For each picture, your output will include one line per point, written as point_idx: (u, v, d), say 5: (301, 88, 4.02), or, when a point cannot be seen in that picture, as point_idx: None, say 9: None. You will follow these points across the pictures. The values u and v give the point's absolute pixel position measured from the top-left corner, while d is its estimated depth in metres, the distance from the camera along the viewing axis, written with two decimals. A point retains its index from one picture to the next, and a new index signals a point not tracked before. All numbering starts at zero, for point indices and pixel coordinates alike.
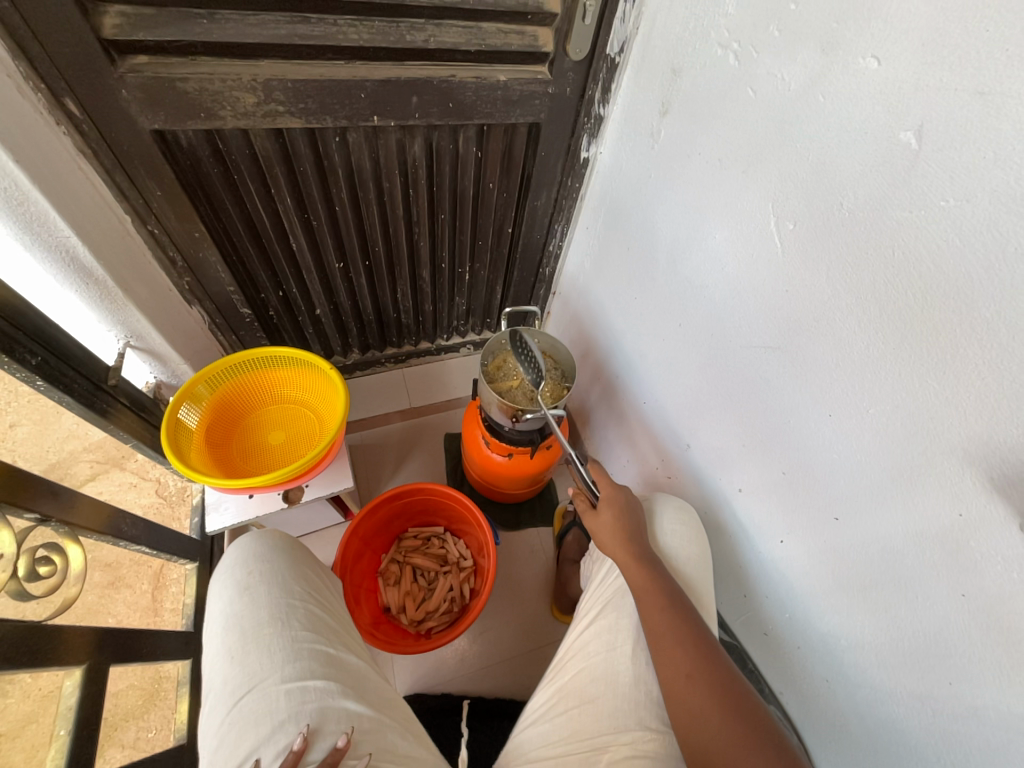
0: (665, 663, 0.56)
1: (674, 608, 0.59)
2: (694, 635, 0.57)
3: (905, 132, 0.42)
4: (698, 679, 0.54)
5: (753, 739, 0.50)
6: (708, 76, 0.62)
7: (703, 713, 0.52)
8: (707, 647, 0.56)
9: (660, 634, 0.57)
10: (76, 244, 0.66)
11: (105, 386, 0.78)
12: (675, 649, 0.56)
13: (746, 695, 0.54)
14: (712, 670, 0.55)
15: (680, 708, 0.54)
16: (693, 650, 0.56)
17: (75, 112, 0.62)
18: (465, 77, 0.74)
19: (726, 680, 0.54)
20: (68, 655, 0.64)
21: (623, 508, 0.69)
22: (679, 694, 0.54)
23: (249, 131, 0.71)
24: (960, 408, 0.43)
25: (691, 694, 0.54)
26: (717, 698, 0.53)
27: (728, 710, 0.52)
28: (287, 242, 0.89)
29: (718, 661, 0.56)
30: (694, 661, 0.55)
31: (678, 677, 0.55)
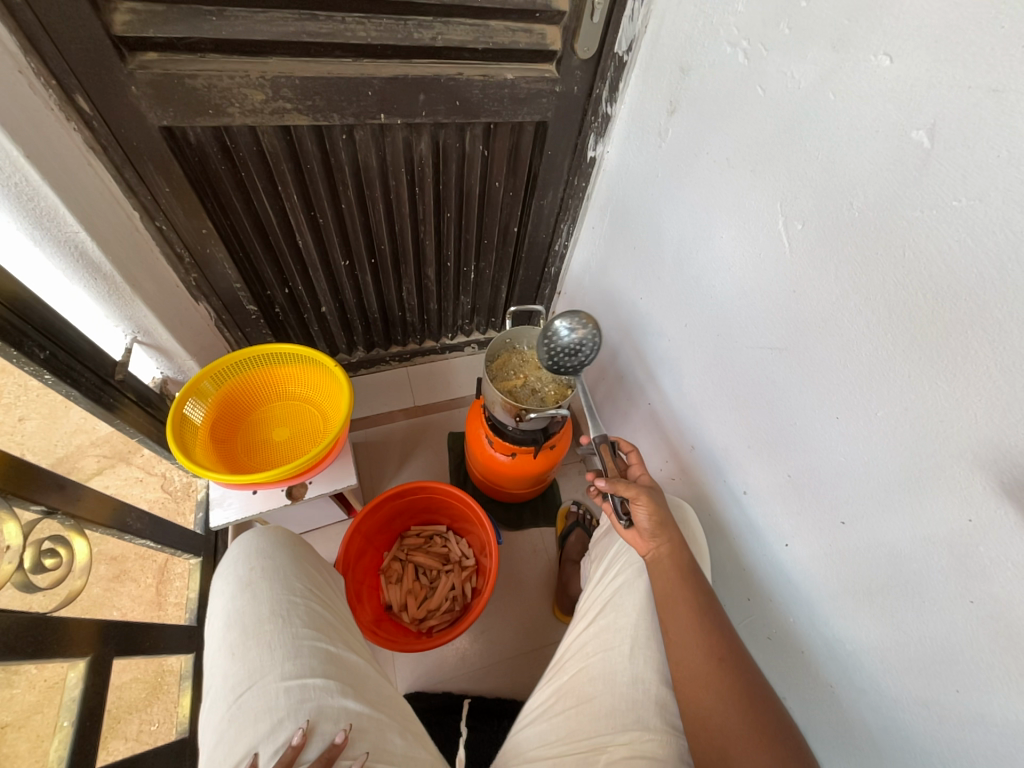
0: (694, 644, 0.56)
1: (708, 593, 0.60)
2: (723, 621, 0.58)
3: (917, 130, 0.42)
4: (728, 662, 0.55)
5: (773, 722, 0.51)
6: (716, 74, 0.62)
7: (729, 696, 0.53)
8: (732, 635, 0.58)
9: (693, 615, 0.58)
10: (85, 239, 0.67)
11: (113, 381, 0.79)
12: (709, 632, 0.57)
13: (761, 680, 0.55)
14: (739, 655, 0.56)
15: (704, 689, 0.54)
16: (723, 634, 0.57)
17: (85, 109, 0.63)
18: (471, 75, 0.74)
19: (748, 666, 0.56)
20: (72, 646, 0.65)
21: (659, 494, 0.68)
22: (704, 675, 0.55)
23: (257, 128, 0.71)
24: (970, 411, 0.42)
25: (719, 676, 0.54)
26: (744, 681, 0.54)
27: (752, 693, 0.53)
28: (293, 239, 0.90)
29: (740, 648, 0.57)
30: (725, 645, 0.56)
31: (707, 659, 0.55)
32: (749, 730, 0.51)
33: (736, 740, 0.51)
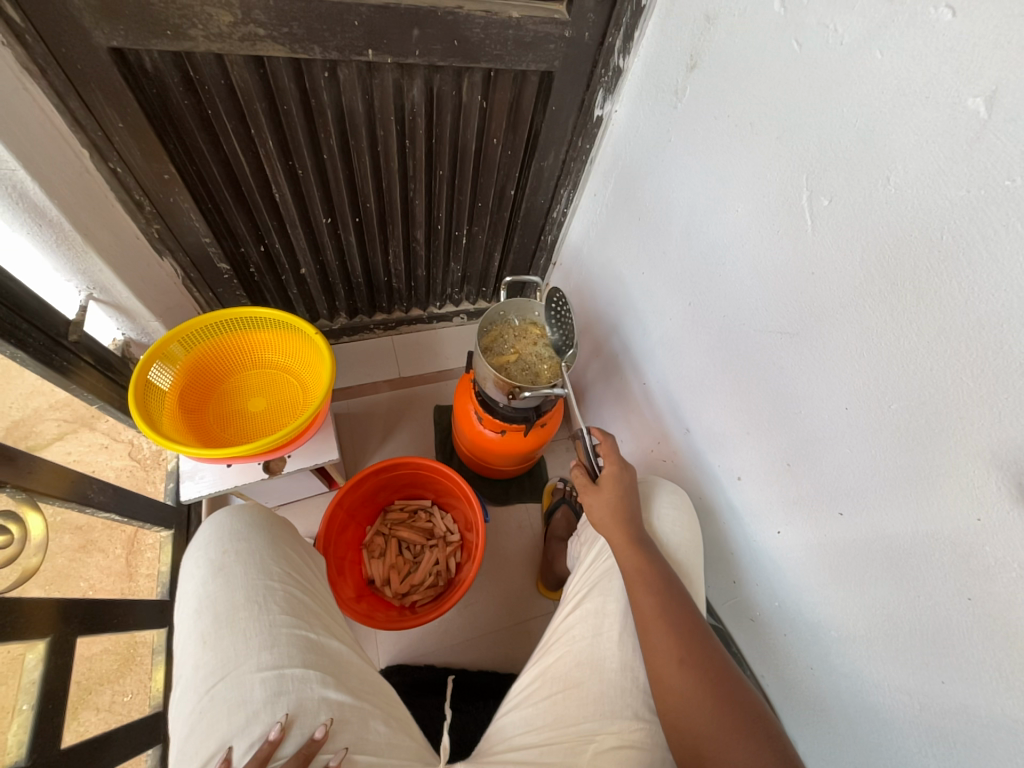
0: (654, 645, 0.55)
1: (665, 586, 0.58)
2: (681, 614, 0.56)
3: (974, 99, 0.38)
4: (687, 660, 0.54)
5: (743, 719, 0.50)
6: (746, 25, 0.56)
7: (694, 697, 0.52)
8: (695, 625, 0.56)
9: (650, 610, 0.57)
10: (25, 179, 0.58)
11: (66, 342, 0.72)
12: (669, 631, 0.55)
13: (732, 671, 0.54)
14: (701, 650, 0.54)
15: (671, 689, 0.53)
16: (683, 629, 0.55)
17: (16, 20, 0.53)
18: (473, 10, 0.65)
19: (714, 659, 0.54)
20: (30, 629, 0.61)
21: (624, 489, 0.67)
22: (667, 677, 0.54)
23: (225, 57, 0.62)
24: (992, 408, 0.40)
25: (682, 680, 0.53)
26: (707, 678, 0.53)
27: (718, 690, 0.52)
28: (269, 190, 0.81)
29: (706, 641, 0.55)
30: (683, 641, 0.55)
31: (668, 660, 0.54)
32: (717, 730, 0.50)
33: (705, 739, 0.50)
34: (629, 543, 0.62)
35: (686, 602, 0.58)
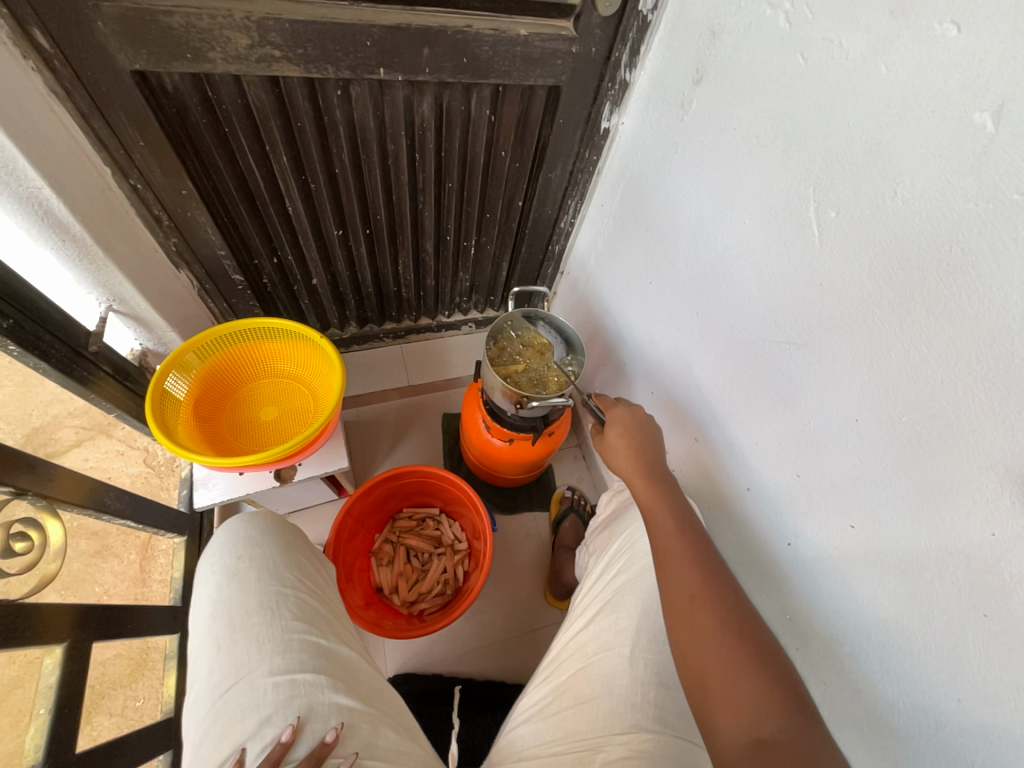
0: (670, 580, 0.57)
1: (685, 530, 0.60)
2: (700, 555, 0.58)
3: (981, 113, 0.38)
4: (701, 598, 0.55)
5: (755, 660, 0.50)
6: (752, 40, 0.56)
7: (707, 630, 0.53)
8: (716, 570, 0.57)
9: (669, 549, 0.59)
10: (50, 197, 0.60)
11: (86, 352, 0.74)
12: (687, 567, 0.57)
13: (751, 619, 0.54)
14: (716, 590, 0.55)
15: (684, 622, 0.54)
16: (701, 570, 0.57)
17: (44, 45, 0.56)
18: (482, 29, 0.66)
19: (730, 602, 0.55)
20: (47, 634, 0.62)
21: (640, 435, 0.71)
22: (679, 611, 0.55)
23: (242, 77, 0.64)
24: (1005, 421, 0.40)
25: (695, 612, 0.54)
26: (720, 616, 0.53)
27: (730, 629, 0.52)
28: (282, 204, 0.83)
29: (725, 585, 0.56)
30: (700, 581, 0.56)
31: (682, 595, 0.55)
32: (726, 664, 0.50)
33: (713, 673, 0.51)
34: (652, 487, 0.65)
35: (708, 549, 0.59)
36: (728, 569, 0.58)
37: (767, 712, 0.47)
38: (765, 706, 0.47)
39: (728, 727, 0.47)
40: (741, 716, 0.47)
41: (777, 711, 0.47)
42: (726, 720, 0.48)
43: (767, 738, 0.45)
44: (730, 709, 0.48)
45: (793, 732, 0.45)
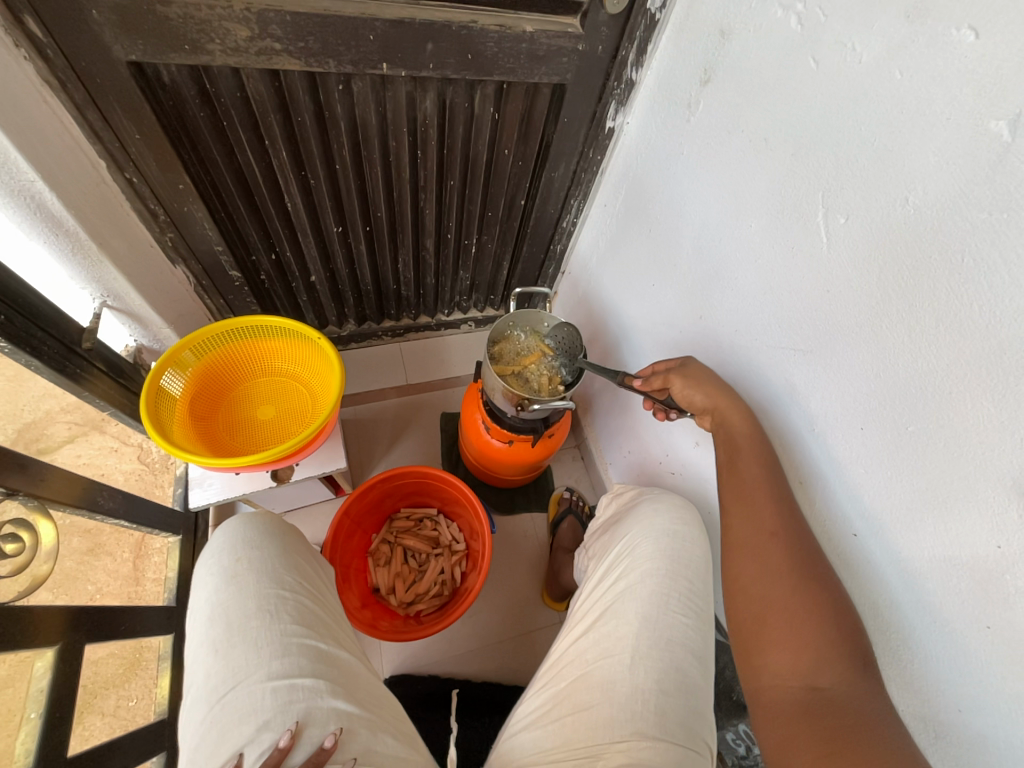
0: (749, 522, 0.58)
1: (771, 472, 0.59)
2: (784, 502, 0.58)
3: (997, 121, 0.37)
4: (781, 542, 0.56)
5: (825, 613, 0.52)
6: (763, 41, 0.55)
7: (778, 571, 0.55)
8: (797, 520, 0.57)
9: (753, 491, 0.59)
10: (44, 190, 0.59)
11: (79, 349, 0.72)
12: (770, 510, 0.57)
13: (825, 571, 0.55)
14: (797, 539, 0.56)
15: (756, 560, 0.56)
16: (784, 518, 0.57)
17: (38, 35, 0.54)
18: (487, 25, 0.65)
19: (808, 554, 0.55)
20: (39, 636, 0.61)
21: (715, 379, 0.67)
22: (755, 551, 0.57)
23: (242, 70, 0.63)
24: (1015, 434, 0.39)
25: (771, 550, 0.56)
26: (794, 561, 0.55)
27: (806, 580, 0.54)
28: (281, 199, 0.82)
29: (806, 534, 0.57)
30: (782, 523, 0.57)
31: (760, 534, 0.57)
32: (794, 610, 0.52)
33: (776, 611, 0.53)
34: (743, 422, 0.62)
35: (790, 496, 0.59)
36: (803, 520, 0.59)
37: (828, 664, 0.50)
38: (827, 657, 0.50)
39: (781, 660, 0.51)
40: (798, 659, 0.51)
41: (837, 664, 0.49)
42: (780, 659, 0.52)
43: (822, 686, 0.49)
44: (788, 648, 0.51)
45: (847, 685, 0.48)
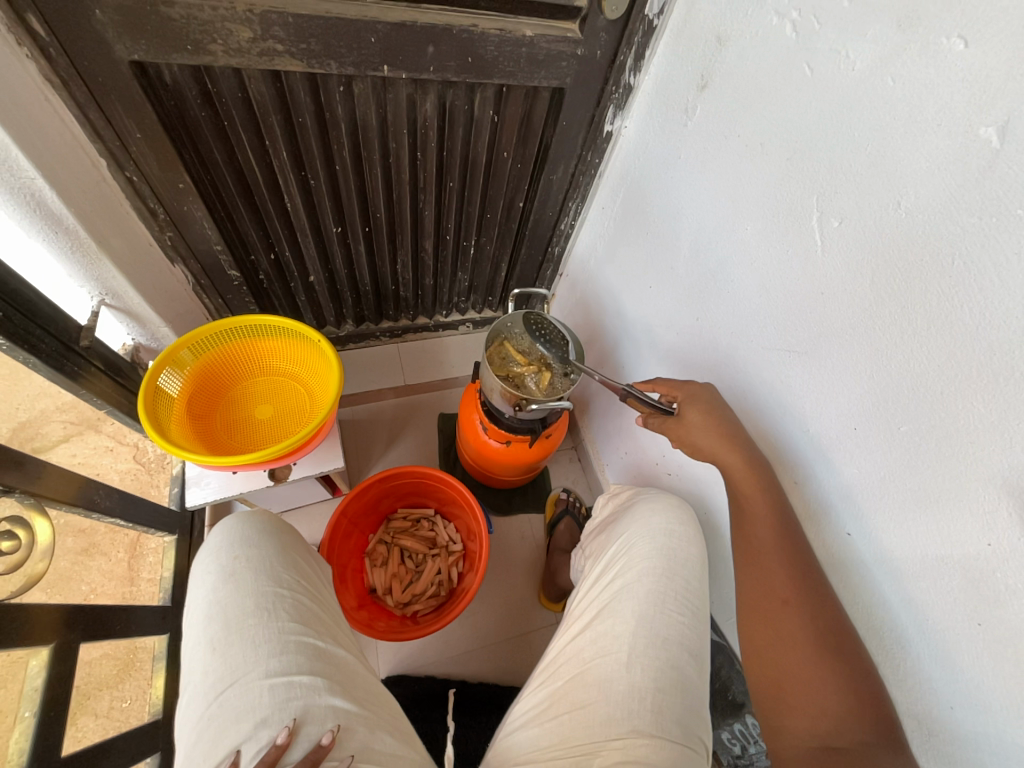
0: (762, 584, 0.57)
1: (782, 529, 0.58)
2: (796, 561, 0.57)
3: (986, 128, 0.38)
4: (796, 605, 0.55)
5: (841, 675, 0.51)
6: (758, 47, 0.56)
7: (793, 638, 0.54)
8: (813, 580, 0.56)
9: (765, 550, 0.58)
10: (44, 188, 0.59)
11: (77, 347, 0.72)
12: (781, 572, 0.56)
13: (840, 629, 0.54)
14: (811, 600, 0.55)
15: (769, 625, 0.55)
16: (798, 578, 0.56)
17: (40, 33, 0.54)
18: (487, 28, 0.66)
19: (824, 613, 0.54)
20: (33, 634, 0.61)
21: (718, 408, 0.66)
22: (769, 614, 0.56)
23: (243, 71, 0.63)
24: (1004, 433, 0.40)
25: (785, 617, 0.55)
26: (810, 625, 0.54)
27: (821, 641, 0.53)
28: (281, 200, 0.82)
29: (820, 594, 0.56)
30: (795, 587, 0.56)
31: (772, 600, 0.56)
32: (809, 672, 0.52)
33: (793, 678, 0.52)
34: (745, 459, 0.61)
35: (805, 553, 0.57)
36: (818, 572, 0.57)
37: (846, 723, 0.49)
38: (844, 718, 0.49)
39: (798, 727, 0.51)
40: (815, 722, 0.50)
41: (856, 723, 0.49)
42: (796, 721, 0.51)
43: (840, 746, 0.48)
44: (805, 714, 0.50)
45: (867, 745, 0.47)
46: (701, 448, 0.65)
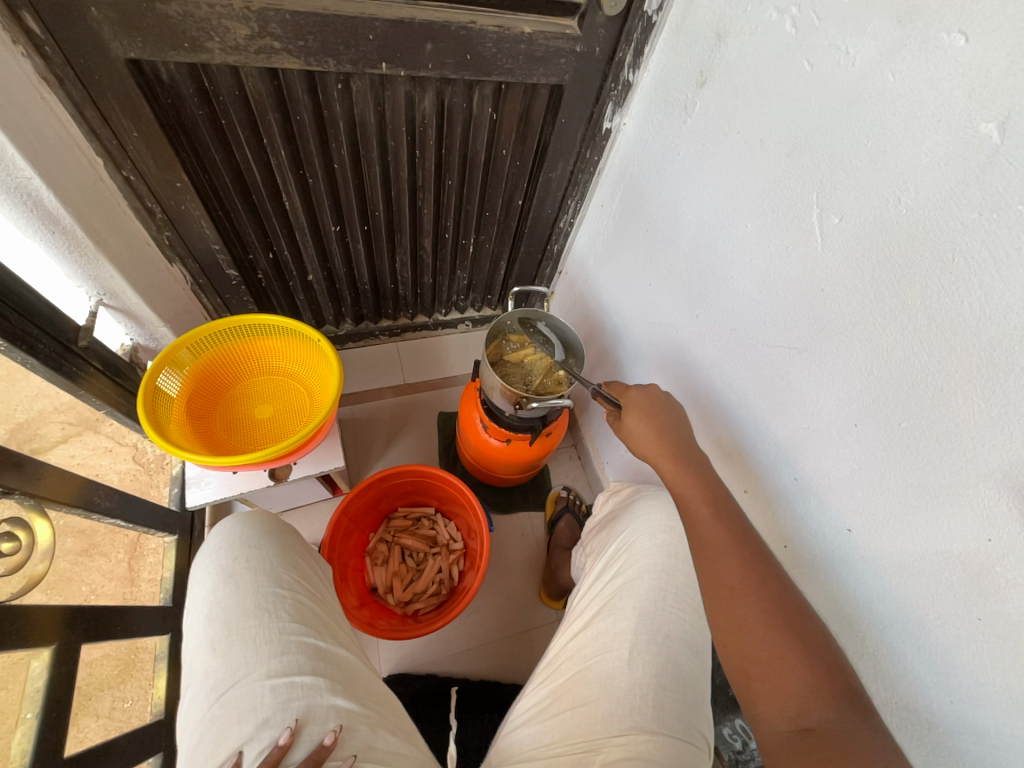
0: (709, 572, 0.58)
1: (731, 519, 0.61)
2: (741, 547, 0.58)
3: (987, 124, 0.38)
4: (743, 589, 0.56)
5: (802, 655, 0.51)
6: (758, 43, 0.56)
7: (746, 624, 0.54)
8: (761, 564, 0.57)
9: (708, 539, 0.60)
10: (40, 187, 0.58)
11: (75, 347, 0.72)
12: (727, 560, 0.58)
13: (798, 608, 0.55)
14: (759, 584, 0.56)
15: (723, 613, 0.56)
16: (744, 563, 0.57)
17: (35, 31, 0.54)
18: (486, 26, 0.66)
19: (774, 594, 0.55)
20: (35, 636, 0.60)
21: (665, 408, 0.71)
22: (721, 602, 0.57)
23: (240, 68, 0.63)
24: (1004, 429, 0.40)
25: (735, 604, 0.56)
26: (762, 610, 0.54)
27: (776, 622, 0.53)
28: (279, 198, 0.82)
29: (769, 579, 0.56)
30: (741, 573, 0.57)
31: (721, 589, 0.57)
32: (769, 654, 0.52)
33: (756, 665, 0.52)
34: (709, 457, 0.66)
35: (751, 540, 0.59)
36: (768, 555, 0.59)
37: (814, 704, 0.48)
38: (810, 696, 0.49)
39: (770, 713, 0.50)
40: (786, 706, 0.50)
41: (824, 700, 0.48)
42: (768, 707, 0.51)
43: (813, 727, 0.47)
44: (773, 698, 0.50)
45: (840, 722, 0.47)
46: (656, 443, 0.68)
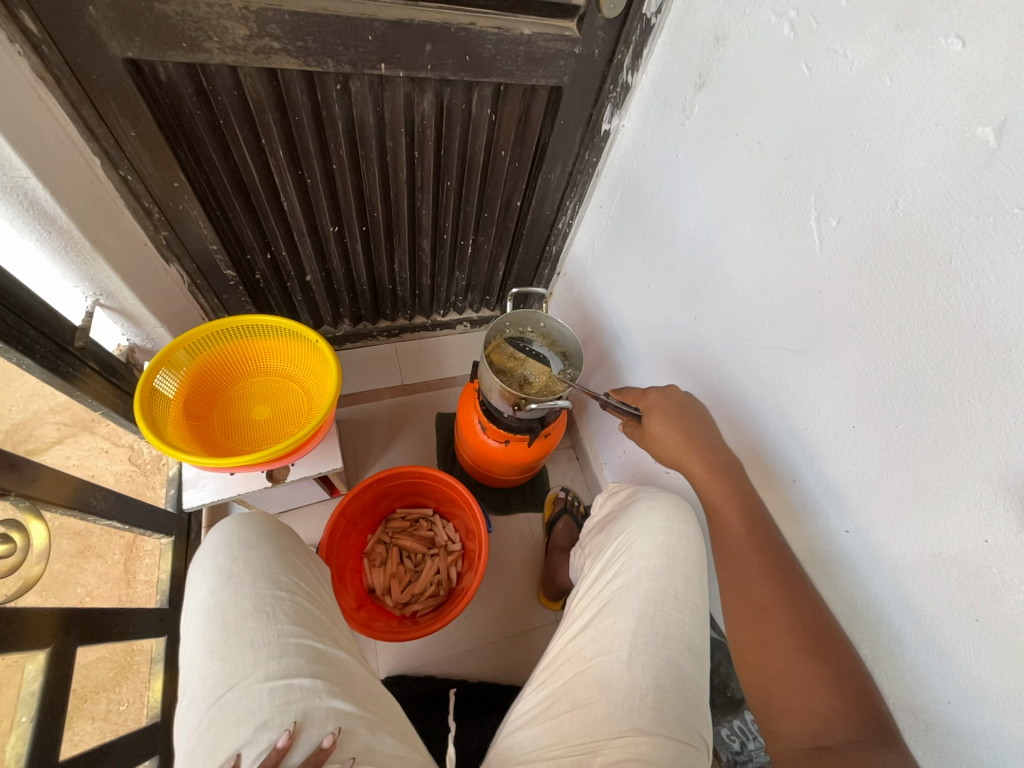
0: (739, 590, 0.58)
1: (739, 522, 0.60)
2: (773, 566, 0.58)
3: (983, 128, 0.38)
4: (773, 609, 0.56)
5: (827, 675, 0.51)
6: (756, 46, 0.56)
7: (773, 643, 0.54)
8: (793, 582, 0.57)
9: (739, 557, 0.60)
10: (36, 187, 0.58)
11: (72, 347, 0.71)
12: (759, 579, 0.57)
13: (827, 628, 0.54)
14: (789, 603, 0.55)
15: (750, 632, 0.56)
16: (773, 583, 0.57)
17: (32, 29, 0.54)
18: (485, 27, 0.66)
19: (803, 614, 0.55)
20: (30, 638, 0.60)
21: (691, 412, 0.68)
22: (749, 620, 0.57)
23: (239, 68, 0.63)
24: (1001, 432, 0.40)
25: (763, 623, 0.55)
26: (791, 630, 0.54)
27: (803, 641, 0.53)
28: (277, 198, 0.81)
29: (800, 598, 0.56)
30: (773, 593, 0.56)
31: (750, 607, 0.57)
32: (793, 673, 0.52)
33: (779, 683, 0.53)
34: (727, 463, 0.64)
35: (783, 556, 0.59)
36: (800, 572, 0.58)
37: (835, 724, 0.49)
38: (832, 715, 0.49)
39: (791, 730, 0.51)
40: (806, 724, 0.50)
41: (847, 720, 0.49)
42: (788, 724, 0.51)
43: (831, 746, 0.47)
44: (794, 716, 0.51)
45: (860, 744, 0.47)
46: (682, 447, 0.66)
